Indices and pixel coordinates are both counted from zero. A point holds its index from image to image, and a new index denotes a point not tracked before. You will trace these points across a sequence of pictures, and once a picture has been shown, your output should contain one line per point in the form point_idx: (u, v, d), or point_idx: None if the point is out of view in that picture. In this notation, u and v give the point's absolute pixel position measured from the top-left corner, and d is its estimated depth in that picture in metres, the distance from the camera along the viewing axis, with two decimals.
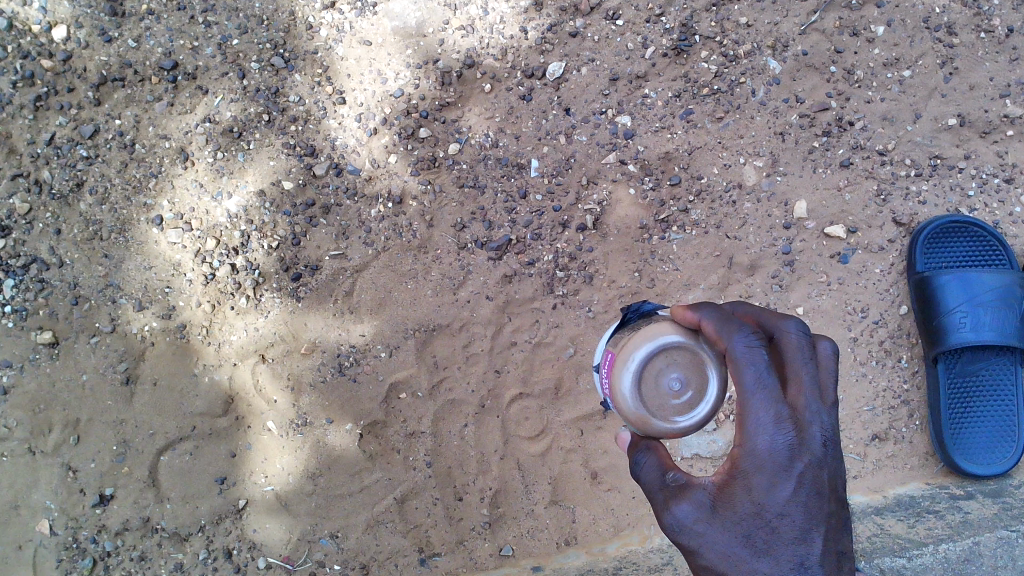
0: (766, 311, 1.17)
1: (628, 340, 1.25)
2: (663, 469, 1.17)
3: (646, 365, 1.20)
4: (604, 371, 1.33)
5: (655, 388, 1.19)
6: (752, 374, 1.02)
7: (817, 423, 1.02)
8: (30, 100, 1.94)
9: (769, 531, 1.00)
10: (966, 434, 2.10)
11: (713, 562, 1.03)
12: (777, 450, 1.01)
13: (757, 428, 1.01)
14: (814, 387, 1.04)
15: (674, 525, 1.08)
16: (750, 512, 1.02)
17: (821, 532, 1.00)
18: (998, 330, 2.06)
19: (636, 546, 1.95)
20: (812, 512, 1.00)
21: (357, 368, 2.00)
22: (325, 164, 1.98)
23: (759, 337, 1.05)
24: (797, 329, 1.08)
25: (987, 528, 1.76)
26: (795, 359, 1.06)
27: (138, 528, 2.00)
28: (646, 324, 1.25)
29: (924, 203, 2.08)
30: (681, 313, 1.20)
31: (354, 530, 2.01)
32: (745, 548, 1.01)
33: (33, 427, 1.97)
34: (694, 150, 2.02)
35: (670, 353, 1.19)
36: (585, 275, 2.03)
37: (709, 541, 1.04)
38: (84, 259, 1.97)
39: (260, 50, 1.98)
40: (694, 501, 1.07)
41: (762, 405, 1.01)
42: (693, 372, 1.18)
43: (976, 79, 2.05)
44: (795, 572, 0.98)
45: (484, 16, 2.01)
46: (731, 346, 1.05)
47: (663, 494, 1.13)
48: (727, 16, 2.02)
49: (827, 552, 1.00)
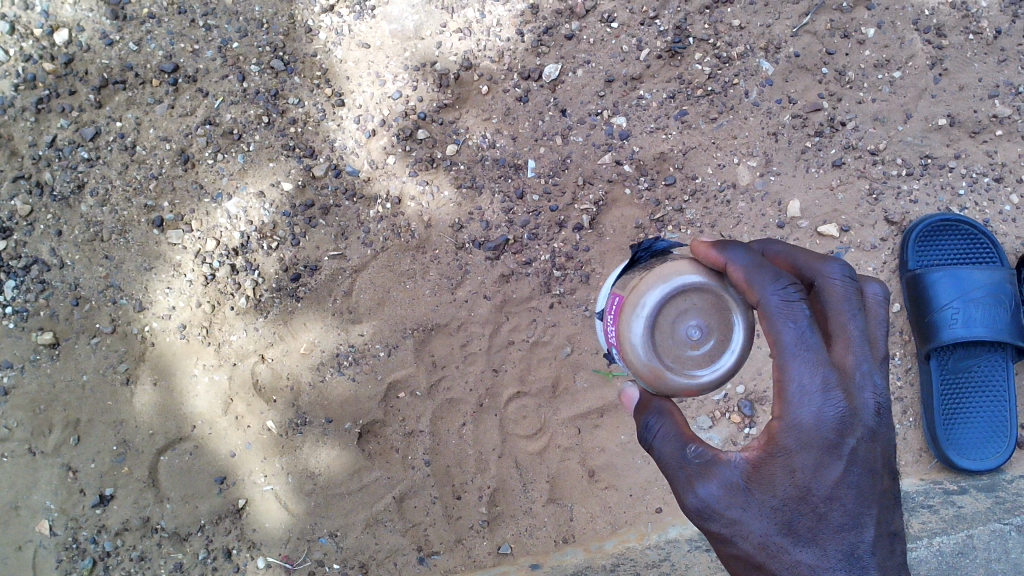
0: (805, 255, 1.25)
1: (640, 282, 1.27)
2: (682, 442, 1.21)
3: (661, 308, 1.23)
4: (610, 318, 1.35)
5: (673, 339, 1.23)
6: (792, 332, 1.08)
7: (870, 386, 1.09)
8: (33, 102, 1.96)
9: (816, 519, 1.09)
10: (961, 430, 2.12)
11: (749, 553, 1.11)
12: (823, 418, 1.08)
13: (805, 396, 1.08)
14: (864, 341, 1.12)
15: (699, 507, 1.14)
16: (792, 496, 1.10)
17: (872, 516, 1.10)
18: (989, 326, 2.08)
19: (633, 543, 1.99)
20: (864, 495, 1.10)
21: (356, 368, 2.02)
22: (325, 166, 2.01)
23: (796, 290, 1.11)
24: (842, 273, 1.17)
25: (981, 521, 1.80)
26: (842, 313, 1.14)
27: (137, 528, 2.01)
28: (660, 265, 1.28)
29: (915, 202, 2.11)
30: (705, 250, 1.22)
31: (353, 529, 2.03)
32: (787, 537, 1.09)
33: (34, 427, 1.98)
34: (688, 151, 2.05)
35: (689, 297, 1.23)
36: (581, 275, 2.06)
37: (742, 530, 1.11)
38: (84, 260, 1.99)
39: (260, 53, 2.01)
40: (722, 481, 1.14)
41: (806, 369, 1.07)
42: (712, 321, 1.23)
43: (965, 80, 2.08)
44: (845, 560, 1.07)
45: (481, 19, 2.03)
46: (765, 299, 1.11)
47: (686, 470, 1.18)
48: (720, 19, 2.05)
49: (879, 535, 1.09)
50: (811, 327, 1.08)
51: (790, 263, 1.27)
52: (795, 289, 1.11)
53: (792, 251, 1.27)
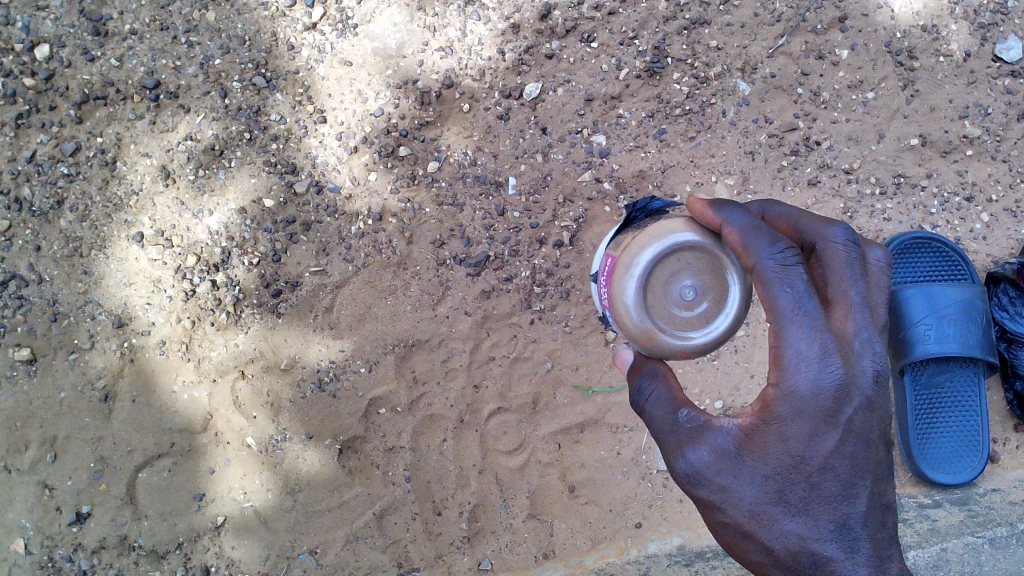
0: (806, 219, 1.28)
1: (633, 243, 1.34)
2: (674, 407, 1.27)
3: (654, 268, 1.31)
4: (603, 279, 1.43)
5: (671, 301, 1.31)
6: (789, 298, 1.12)
7: (869, 354, 1.14)
8: (12, 117, 1.95)
9: (808, 489, 1.14)
10: (935, 439, 2.16)
11: (739, 521, 1.17)
12: (820, 384, 1.12)
13: (803, 361, 1.12)
14: (863, 310, 1.15)
15: (689, 472, 1.20)
16: (785, 465, 1.14)
17: (866, 488, 1.15)
18: (962, 342, 2.07)
19: (614, 558, 2.03)
20: (858, 466, 1.15)
21: (337, 384, 2.02)
22: (306, 182, 2.01)
23: (792, 254, 1.15)
24: (845, 237, 1.20)
25: (954, 534, 1.92)
26: (842, 279, 1.18)
27: (115, 546, 1.99)
28: (653, 225, 1.35)
29: (889, 220, 2.15)
30: (703, 210, 1.29)
31: (333, 547, 2.03)
32: (778, 507, 1.15)
33: (9, 444, 1.96)
34: (667, 169, 2.08)
35: (684, 257, 1.31)
36: (561, 291, 2.08)
37: (732, 497, 1.17)
38: (63, 276, 1.98)
39: (242, 70, 2.01)
40: (712, 447, 1.19)
41: (804, 335, 1.11)
42: (712, 284, 1.31)
43: (937, 100, 2.12)
44: (836, 531, 1.13)
45: (462, 38, 2.04)
46: (762, 263, 1.16)
47: (676, 435, 1.24)
48: (697, 40, 2.07)
49: (870, 505, 1.16)
50: (808, 292, 1.12)
51: (792, 226, 1.30)
52: (791, 253, 1.15)
53: (796, 214, 1.30)
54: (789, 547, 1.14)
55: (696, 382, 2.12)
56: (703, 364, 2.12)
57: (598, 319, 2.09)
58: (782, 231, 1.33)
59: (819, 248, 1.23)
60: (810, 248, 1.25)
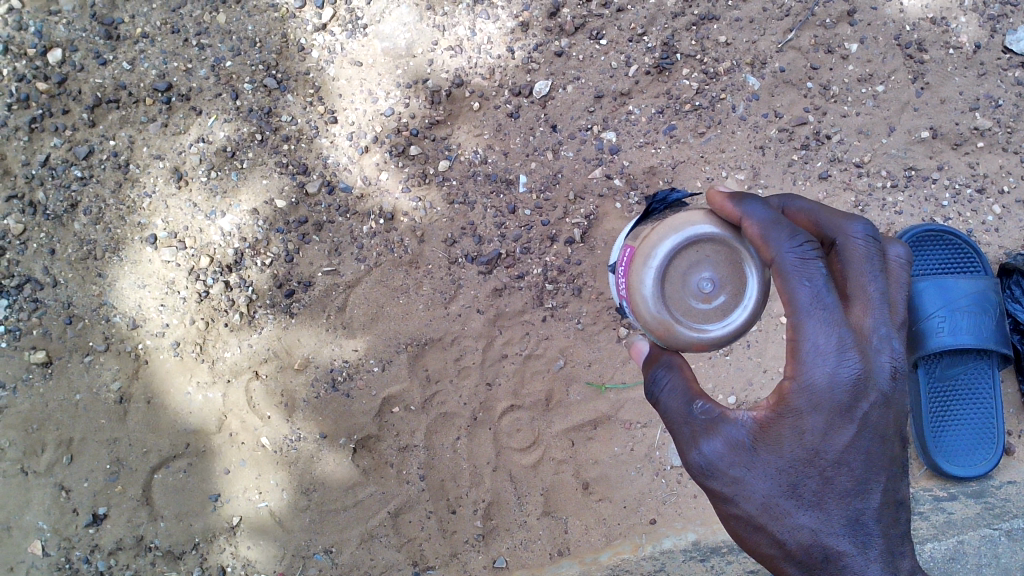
0: (827, 213, 1.28)
1: (651, 234, 1.35)
2: (689, 398, 1.27)
3: (672, 260, 1.32)
4: (621, 270, 1.44)
5: (688, 292, 1.32)
6: (807, 291, 1.12)
7: (887, 350, 1.13)
8: (26, 121, 1.97)
9: (821, 483, 1.14)
10: (950, 433, 2.15)
11: (751, 513, 1.17)
12: (837, 379, 1.12)
13: (819, 355, 1.12)
14: (882, 306, 1.15)
15: (702, 464, 1.20)
16: (799, 458, 1.14)
17: (880, 482, 1.15)
18: (975, 334, 2.07)
19: (628, 554, 2.03)
20: (872, 460, 1.15)
21: (350, 384, 2.03)
22: (318, 182, 2.02)
23: (812, 247, 1.15)
24: (864, 232, 1.20)
25: (971, 526, 1.94)
26: (862, 275, 1.17)
27: (131, 547, 2.00)
28: (672, 216, 1.35)
29: (901, 213, 2.15)
30: (723, 202, 1.29)
31: (348, 545, 2.03)
32: (790, 500, 1.15)
33: (25, 447, 1.97)
34: (677, 165, 2.09)
35: (704, 249, 1.32)
36: (573, 288, 2.08)
37: (744, 489, 1.17)
38: (78, 278, 1.99)
39: (253, 72, 2.02)
40: (727, 439, 1.19)
41: (821, 329, 1.11)
42: (730, 277, 1.32)
43: (947, 93, 2.12)
44: (849, 526, 1.13)
45: (472, 36, 2.05)
46: (781, 257, 1.15)
47: (691, 426, 1.24)
48: (706, 35, 2.08)
49: (885, 500, 1.15)
50: (827, 286, 1.12)
51: (812, 221, 1.30)
52: (811, 246, 1.15)
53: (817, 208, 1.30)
54: (800, 540, 1.14)
55: (709, 378, 2.12)
56: (716, 360, 2.12)
57: (611, 315, 2.09)
58: (802, 225, 1.33)
59: (839, 243, 1.22)
60: (829, 243, 1.25)
